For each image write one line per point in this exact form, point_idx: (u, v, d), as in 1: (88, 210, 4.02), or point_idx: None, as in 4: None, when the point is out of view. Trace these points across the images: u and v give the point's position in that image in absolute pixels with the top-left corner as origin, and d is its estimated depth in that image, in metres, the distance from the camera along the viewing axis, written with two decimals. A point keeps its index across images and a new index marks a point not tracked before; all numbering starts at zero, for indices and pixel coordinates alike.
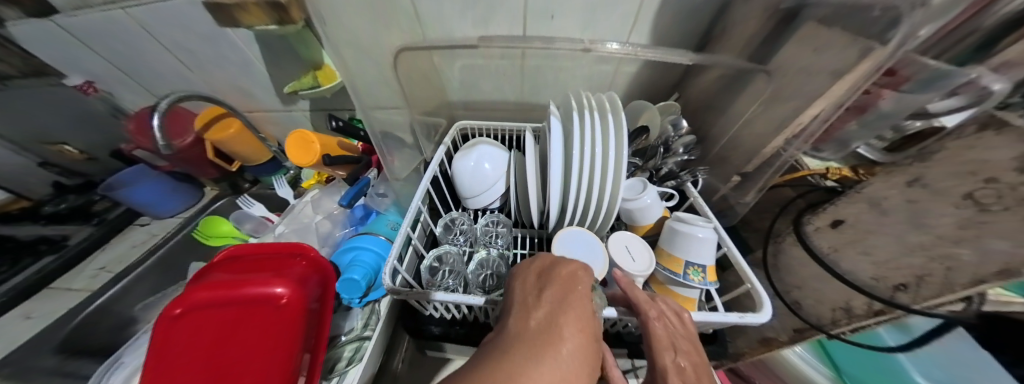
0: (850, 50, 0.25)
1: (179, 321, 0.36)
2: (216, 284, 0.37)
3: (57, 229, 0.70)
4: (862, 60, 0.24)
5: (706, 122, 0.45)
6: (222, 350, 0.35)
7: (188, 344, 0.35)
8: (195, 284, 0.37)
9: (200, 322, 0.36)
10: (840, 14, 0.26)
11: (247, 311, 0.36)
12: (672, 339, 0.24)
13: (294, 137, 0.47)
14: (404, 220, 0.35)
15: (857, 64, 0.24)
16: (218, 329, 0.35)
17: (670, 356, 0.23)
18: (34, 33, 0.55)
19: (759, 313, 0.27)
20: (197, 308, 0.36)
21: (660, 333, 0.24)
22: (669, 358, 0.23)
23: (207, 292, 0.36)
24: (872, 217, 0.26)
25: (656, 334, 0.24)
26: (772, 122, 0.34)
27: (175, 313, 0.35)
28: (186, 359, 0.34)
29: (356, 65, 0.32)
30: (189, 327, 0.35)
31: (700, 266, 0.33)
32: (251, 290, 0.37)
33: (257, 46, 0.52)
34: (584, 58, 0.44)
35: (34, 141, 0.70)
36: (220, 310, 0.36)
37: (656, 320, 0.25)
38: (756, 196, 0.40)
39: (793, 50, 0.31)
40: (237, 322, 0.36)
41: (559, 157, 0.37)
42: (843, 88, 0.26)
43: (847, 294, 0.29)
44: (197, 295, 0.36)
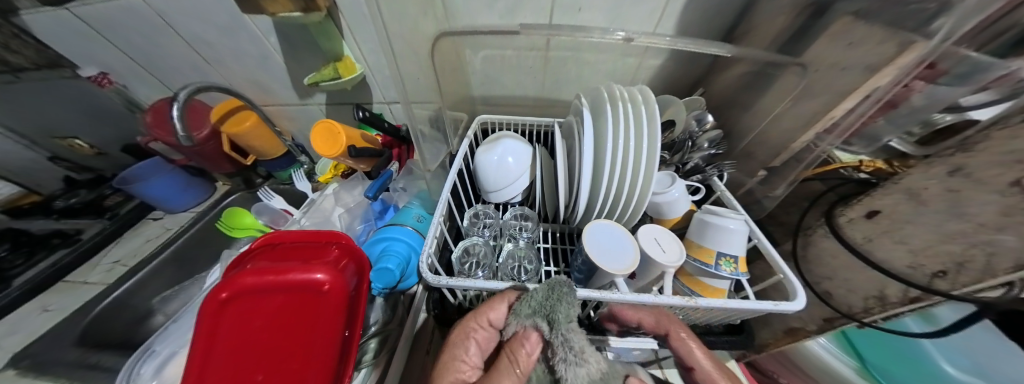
0: (888, 44, 0.25)
1: (226, 304, 0.36)
2: (260, 270, 0.36)
3: (71, 223, 0.69)
4: (902, 53, 0.24)
5: (731, 117, 0.46)
6: (268, 335, 0.35)
7: (237, 327, 0.35)
8: (238, 270, 0.36)
9: (247, 307, 0.36)
10: (877, 7, 0.26)
11: (291, 299, 0.36)
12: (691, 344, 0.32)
13: (319, 127, 0.47)
14: (436, 211, 0.35)
15: (897, 57, 0.25)
16: (264, 314, 0.36)
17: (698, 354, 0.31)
18: (48, 24, 0.54)
19: (795, 301, 0.27)
20: (242, 293, 0.36)
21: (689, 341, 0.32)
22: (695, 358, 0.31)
23: (252, 277, 0.36)
24: (909, 207, 0.26)
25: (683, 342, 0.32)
26: (802, 116, 0.34)
27: (221, 297, 0.35)
28: (237, 340, 0.35)
29: (399, 55, 0.33)
30: (237, 311, 0.36)
31: (732, 257, 0.33)
32: (294, 277, 0.37)
33: (276, 37, 0.51)
34: (610, 50, 0.44)
35: (44, 136, 0.70)
36: (263, 296, 0.36)
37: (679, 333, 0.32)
38: (785, 189, 0.39)
39: (827, 43, 0.32)
40: (281, 309, 0.36)
41: (589, 151, 0.37)
42: (881, 82, 0.27)
43: (880, 283, 0.29)
44: (241, 280, 0.36)
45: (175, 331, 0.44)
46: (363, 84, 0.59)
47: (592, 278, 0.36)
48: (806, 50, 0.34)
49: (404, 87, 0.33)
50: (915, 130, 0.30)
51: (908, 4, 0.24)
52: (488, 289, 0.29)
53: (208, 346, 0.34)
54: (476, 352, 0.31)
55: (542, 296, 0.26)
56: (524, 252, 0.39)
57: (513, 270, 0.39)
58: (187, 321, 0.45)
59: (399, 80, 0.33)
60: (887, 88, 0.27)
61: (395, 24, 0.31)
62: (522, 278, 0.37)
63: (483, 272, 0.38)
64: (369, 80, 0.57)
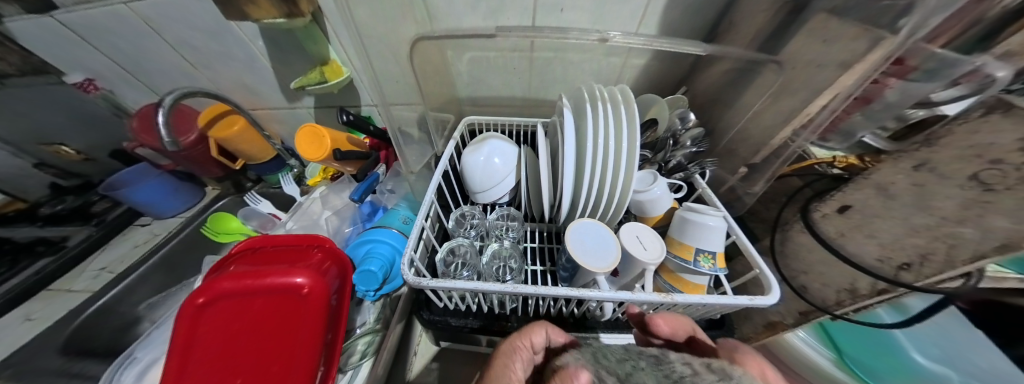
0: (861, 40, 0.26)
1: (203, 310, 0.35)
2: (239, 274, 0.36)
3: (55, 231, 0.69)
4: (872, 49, 0.25)
5: (713, 115, 0.46)
6: (247, 339, 0.35)
7: (214, 333, 0.35)
8: (218, 274, 0.36)
9: (226, 312, 0.36)
10: (852, 5, 0.27)
11: (270, 303, 0.36)
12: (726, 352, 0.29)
13: (305, 131, 0.47)
14: (419, 213, 0.36)
15: (867, 54, 0.25)
16: (242, 319, 0.36)
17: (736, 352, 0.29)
18: (33, 30, 0.54)
19: (769, 295, 0.28)
20: (220, 298, 0.36)
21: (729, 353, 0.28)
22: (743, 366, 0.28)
23: (231, 282, 0.36)
24: (878, 202, 0.27)
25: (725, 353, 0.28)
26: (780, 113, 0.35)
27: (198, 302, 0.35)
28: (216, 345, 0.34)
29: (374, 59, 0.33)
30: (213, 317, 0.35)
31: (710, 253, 0.34)
32: (273, 280, 0.36)
33: (262, 41, 0.51)
34: (594, 50, 0.44)
35: (31, 141, 0.70)
36: (243, 300, 0.36)
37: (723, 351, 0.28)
38: (764, 185, 0.40)
39: (804, 40, 0.32)
40: (261, 313, 0.36)
41: (571, 152, 0.38)
42: (852, 78, 0.27)
43: (851, 276, 0.30)
44: (220, 285, 0.36)
45: (156, 339, 0.43)
46: (351, 86, 0.59)
47: (575, 276, 0.36)
48: (784, 48, 0.34)
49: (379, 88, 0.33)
50: (889, 125, 0.31)
51: (878, 2, 0.24)
52: (470, 290, 0.29)
53: (183, 354, 0.33)
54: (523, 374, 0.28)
55: (620, 355, 0.21)
56: (509, 252, 0.40)
57: (497, 270, 0.39)
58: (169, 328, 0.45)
59: (375, 81, 0.33)
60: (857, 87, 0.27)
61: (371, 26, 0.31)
62: (506, 277, 0.38)
63: (468, 272, 0.38)
64: (357, 83, 0.58)
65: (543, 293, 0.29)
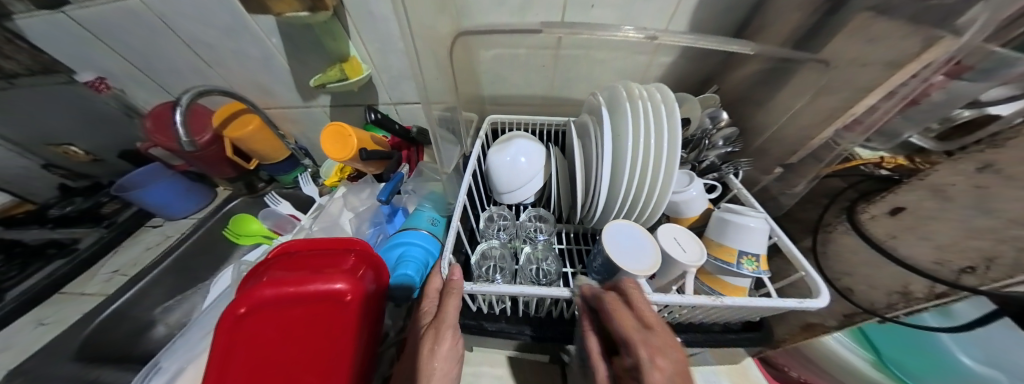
0: (912, 41, 0.24)
1: (242, 319, 0.35)
2: (278, 282, 0.35)
3: (65, 232, 0.67)
4: (927, 50, 0.24)
5: (745, 114, 0.45)
6: (290, 348, 0.34)
7: (257, 343, 0.34)
8: (254, 282, 0.35)
9: (267, 320, 0.35)
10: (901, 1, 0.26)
11: (312, 310, 0.35)
12: (650, 335, 0.23)
13: (329, 129, 0.46)
14: (454, 216, 0.35)
15: (923, 52, 0.24)
16: (286, 327, 0.35)
17: (629, 324, 0.24)
18: (42, 27, 0.52)
19: (819, 297, 0.28)
20: (260, 307, 0.35)
21: (663, 339, 0.22)
22: (652, 320, 0.24)
23: (270, 289, 0.35)
24: (934, 204, 0.26)
25: (658, 339, 0.22)
26: (821, 112, 0.34)
27: (238, 312, 0.34)
28: (258, 355, 0.33)
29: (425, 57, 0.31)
30: (255, 327, 0.35)
31: (753, 255, 0.33)
32: (314, 287, 0.35)
33: (279, 37, 0.50)
34: (622, 47, 0.43)
35: (40, 143, 0.70)
36: (283, 307, 0.35)
37: (671, 354, 0.21)
38: (806, 186, 0.39)
39: (845, 38, 0.31)
40: (304, 320, 0.35)
41: (607, 152, 0.37)
42: (905, 77, 0.26)
43: (903, 278, 0.29)
44: (259, 294, 0.35)
45: (180, 348, 0.42)
46: (369, 84, 0.58)
47: (609, 279, 0.36)
48: (826, 46, 0.33)
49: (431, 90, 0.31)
50: (933, 126, 0.29)
51: None
52: (511, 294, 0.28)
53: (220, 368, 0.32)
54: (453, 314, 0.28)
55: None
56: (542, 253, 0.39)
57: (531, 272, 0.38)
58: (193, 335, 0.44)
59: (436, 81, 0.31)
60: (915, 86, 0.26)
61: (429, 27, 0.29)
62: (541, 280, 0.37)
63: (500, 275, 0.37)
64: (376, 81, 0.56)
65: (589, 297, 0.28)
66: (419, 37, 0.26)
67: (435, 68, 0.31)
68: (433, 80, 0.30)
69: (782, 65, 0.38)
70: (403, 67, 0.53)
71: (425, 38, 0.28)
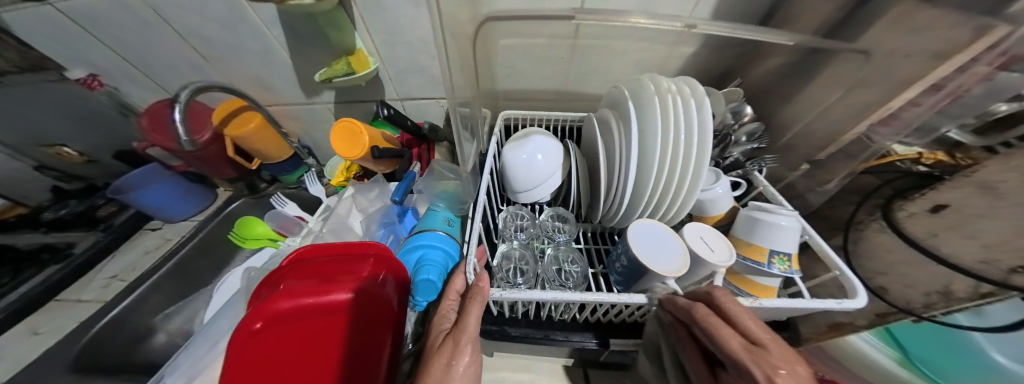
0: (962, 29, 0.22)
1: (258, 334, 0.35)
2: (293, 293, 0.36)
3: (60, 237, 0.66)
4: (977, 39, 0.22)
5: (771, 109, 0.44)
6: (308, 359, 0.34)
7: (273, 356, 0.34)
8: (269, 294, 0.35)
9: (285, 333, 0.35)
10: None
11: (330, 319, 0.36)
12: (759, 352, 0.19)
13: (340, 126, 0.45)
14: (475, 217, 0.34)
15: (972, 42, 0.22)
16: (303, 339, 0.35)
17: (732, 341, 0.20)
18: (26, 21, 0.49)
19: (857, 298, 0.26)
20: (277, 320, 0.36)
21: (777, 354, 0.19)
22: (760, 335, 0.20)
23: (287, 300, 0.35)
24: (983, 201, 0.25)
25: (770, 355, 0.18)
26: (854, 107, 0.33)
27: (253, 327, 0.34)
28: (274, 369, 0.33)
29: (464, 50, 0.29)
30: (272, 341, 0.35)
31: (785, 254, 0.32)
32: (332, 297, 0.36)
33: (281, 28, 0.47)
34: (642, 37, 0.42)
35: (29, 144, 0.66)
36: (301, 318, 0.36)
37: (790, 365, 0.17)
38: (838, 183, 0.38)
39: (886, 28, 0.29)
40: (322, 331, 0.36)
41: (633, 149, 0.35)
42: (948, 70, 0.25)
43: (945, 278, 0.28)
44: (274, 306, 0.35)
45: (183, 362, 0.37)
46: (376, 79, 0.55)
47: (633, 281, 0.34)
48: (862, 35, 0.31)
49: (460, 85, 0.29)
50: (968, 122, 0.27)
51: None
52: (534, 299, 0.27)
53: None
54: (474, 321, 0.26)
55: None
56: (566, 254, 0.38)
57: (555, 274, 0.37)
58: (197, 348, 0.38)
59: (461, 77, 0.29)
60: (967, 79, 0.24)
61: (457, 12, 0.26)
62: (566, 283, 0.36)
63: (523, 278, 0.36)
64: (383, 75, 0.54)
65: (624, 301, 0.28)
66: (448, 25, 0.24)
67: (461, 60, 0.29)
68: (460, 73, 0.27)
69: (812, 57, 0.37)
70: (412, 59, 0.50)
71: (452, 28, 0.26)
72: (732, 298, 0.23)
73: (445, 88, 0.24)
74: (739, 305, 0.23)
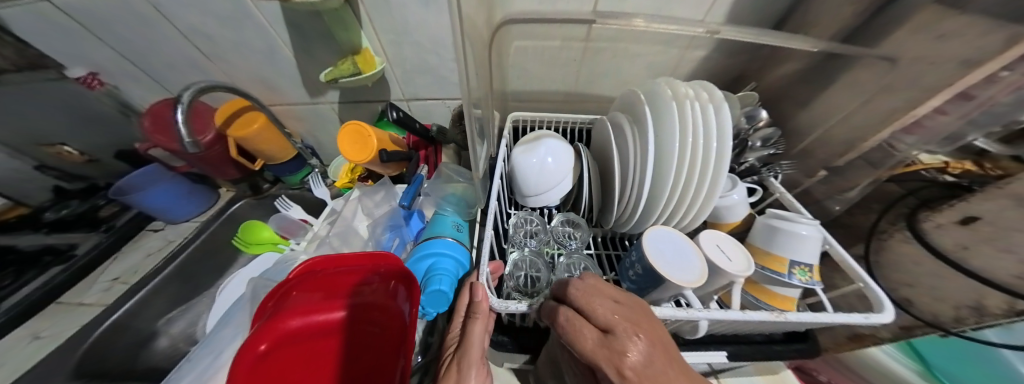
0: (992, 37, 0.22)
1: (264, 357, 0.33)
2: (302, 308, 0.36)
3: (61, 238, 0.65)
4: (1010, 46, 0.20)
5: (786, 113, 0.43)
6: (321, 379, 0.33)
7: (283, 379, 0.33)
8: (279, 311, 0.34)
9: (294, 353, 0.35)
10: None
11: (342, 336, 0.36)
12: (611, 343, 0.18)
13: (347, 128, 0.44)
14: (487, 224, 0.33)
15: (1003, 52, 0.21)
16: (314, 359, 0.35)
17: (590, 342, 0.19)
18: (23, 20, 0.48)
19: (884, 313, 0.25)
20: (285, 339, 0.35)
21: (624, 333, 0.18)
22: (611, 320, 0.19)
23: (297, 319, 0.35)
24: (1018, 214, 0.24)
25: (619, 342, 0.18)
26: (877, 114, 0.31)
27: (260, 350, 0.33)
28: None
29: (475, 47, 0.27)
30: (279, 364, 0.33)
31: (806, 265, 0.31)
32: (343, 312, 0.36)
33: (285, 27, 0.46)
34: (657, 40, 0.40)
35: (28, 144, 0.65)
36: (311, 337, 0.36)
37: (639, 351, 0.17)
38: (859, 191, 0.37)
39: (912, 34, 0.28)
40: (333, 348, 0.35)
41: (650, 154, 0.34)
42: (975, 79, 0.24)
43: (977, 292, 0.28)
44: (285, 324, 0.35)
45: (187, 373, 0.36)
46: (382, 79, 0.54)
47: (648, 290, 0.33)
48: (886, 40, 0.30)
49: (473, 88, 0.28)
50: (995, 130, 0.27)
51: None
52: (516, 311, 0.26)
53: None
54: (480, 336, 0.26)
55: None
56: (579, 262, 0.37)
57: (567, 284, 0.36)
58: (204, 359, 0.37)
59: (475, 81, 0.28)
60: (998, 89, 0.23)
61: (473, 14, 0.25)
62: None
63: (535, 288, 0.35)
64: (389, 75, 0.53)
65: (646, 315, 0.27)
66: (467, 29, 0.23)
67: (477, 66, 0.27)
68: (476, 78, 0.26)
69: (830, 61, 0.36)
70: (421, 59, 0.49)
71: (470, 32, 0.24)
72: (587, 284, 0.22)
73: (461, 92, 0.22)
74: (587, 290, 0.22)
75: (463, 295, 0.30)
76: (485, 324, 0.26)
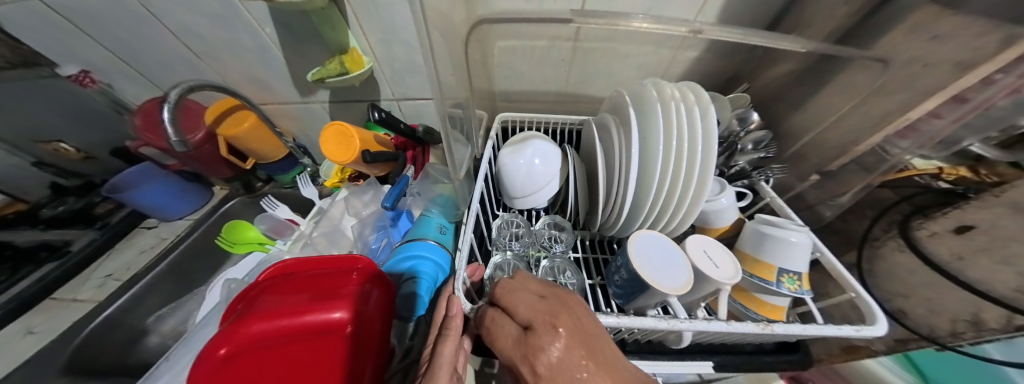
0: (987, 38, 0.21)
1: (224, 363, 0.31)
2: (268, 313, 0.33)
3: (57, 234, 0.65)
4: (1004, 49, 0.20)
5: (779, 115, 0.42)
6: None
7: None
8: (246, 314, 0.32)
9: (258, 360, 0.32)
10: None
11: (312, 342, 0.34)
12: (528, 340, 0.18)
13: (331, 128, 0.44)
14: (468, 226, 0.32)
15: (995, 54, 0.20)
16: (281, 368, 0.32)
17: (511, 338, 0.19)
18: (17, 17, 0.49)
19: (876, 325, 0.24)
20: (249, 345, 0.32)
21: (542, 330, 0.18)
22: (530, 315, 0.19)
23: (260, 324, 0.32)
24: (1015, 224, 0.23)
25: (534, 339, 0.18)
26: (870, 117, 0.31)
27: (221, 354, 0.31)
28: None
29: (452, 46, 0.27)
30: (240, 372, 0.31)
31: (795, 274, 0.31)
32: (313, 318, 0.34)
33: (274, 26, 0.46)
34: (646, 41, 0.40)
35: (27, 141, 0.66)
36: (278, 342, 0.34)
37: (552, 345, 0.17)
38: (852, 197, 0.36)
39: (907, 34, 0.27)
40: (302, 356, 0.33)
41: (635, 156, 0.33)
42: (970, 82, 0.23)
43: (975, 305, 0.26)
44: (248, 329, 0.32)
45: (164, 373, 0.36)
46: (373, 79, 0.54)
47: (633, 296, 0.32)
48: (878, 42, 0.29)
49: (450, 87, 0.27)
50: (993, 136, 0.26)
51: None
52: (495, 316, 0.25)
53: None
54: (451, 350, 0.25)
55: None
56: (562, 265, 0.36)
57: None
58: (184, 357, 0.38)
59: (452, 80, 0.27)
60: (995, 91, 0.22)
61: (448, 11, 0.25)
62: None
63: None
64: (379, 75, 0.53)
65: (626, 324, 0.26)
66: (439, 26, 0.22)
67: (452, 64, 0.27)
68: (451, 77, 0.26)
69: (824, 63, 0.35)
70: (410, 58, 0.49)
71: (442, 29, 0.24)
72: (512, 281, 0.22)
73: (432, 87, 0.22)
74: (513, 287, 0.22)
75: (440, 307, 0.29)
76: (456, 341, 0.26)
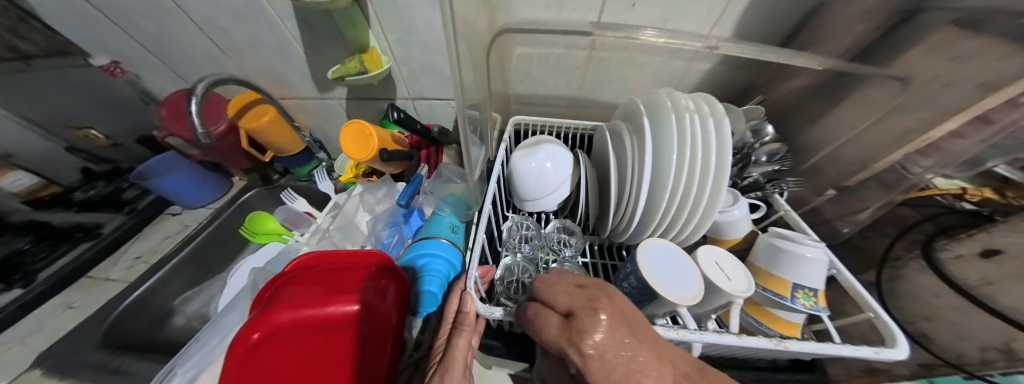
0: (1013, 61, 0.20)
1: (256, 347, 0.33)
2: (294, 303, 0.34)
3: (90, 216, 0.69)
4: None
5: (793, 128, 0.41)
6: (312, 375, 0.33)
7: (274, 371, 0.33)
8: (273, 303, 0.34)
9: (285, 347, 0.34)
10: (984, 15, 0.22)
11: (333, 332, 0.35)
12: (572, 324, 0.20)
13: (351, 127, 0.44)
14: (480, 228, 0.33)
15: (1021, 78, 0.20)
16: (307, 354, 0.34)
17: (555, 326, 0.21)
18: (59, 10, 0.52)
19: (897, 348, 0.23)
20: (277, 332, 0.34)
21: (584, 315, 0.20)
22: (570, 303, 0.21)
23: (287, 313, 0.34)
24: None
25: (578, 323, 0.19)
26: (889, 134, 0.30)
27: (253, 338, 0.33)
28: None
29: (473, 54, 0.27)
30: (272, 355, 0.33)
31: (811, 290, 0.30)
32: (334, 310, 0.35)
33: (295, 23, 0.46)
34: (662, 51, 0.39)
35: (60, 125, 0.69)
36: (303, 330, 0.35)
37: (596, 327, 0.19)
38: (871, 215, 0.35)
39: (925, 53, 0.26)
40: (324, 345, 0.35)
41: (647, 165, 0.33)
42: (993, 104, 0.22)
43: (1004, 333, 0.26)
44: (276, 317, 0.34)
45: (196, 352, 0.38)
46: (388, 78, 0.55)
47: (642, 304, 0.32)
48: (897, 59, 0.28)
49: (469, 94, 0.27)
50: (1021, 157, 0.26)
51: None
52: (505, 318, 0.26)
53: None
54: (465, 341, 0.26)
55: None
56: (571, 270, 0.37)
57: None
58: (210, 340, 0.39)
59: (471, 86, 0.27)
60: (1023, 113, 0.22)
61: (472, 20, 0.25)
62: None
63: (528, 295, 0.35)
64: (395, 74, 0.54)
65: None
66: (463, 37, 0.23)
67: (473, 70, 0.27)
68: (471, 84, 0.26)
69: (840, 78, 0.34)
70: (426, 59, 0.49)
71: (466, 36, 0.24)
72: (548, 276, 0.25)
73: (455, 93, 0.22)
74: (552, 281, 0.24)
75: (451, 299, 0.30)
76: (470, 335, 0.27)
